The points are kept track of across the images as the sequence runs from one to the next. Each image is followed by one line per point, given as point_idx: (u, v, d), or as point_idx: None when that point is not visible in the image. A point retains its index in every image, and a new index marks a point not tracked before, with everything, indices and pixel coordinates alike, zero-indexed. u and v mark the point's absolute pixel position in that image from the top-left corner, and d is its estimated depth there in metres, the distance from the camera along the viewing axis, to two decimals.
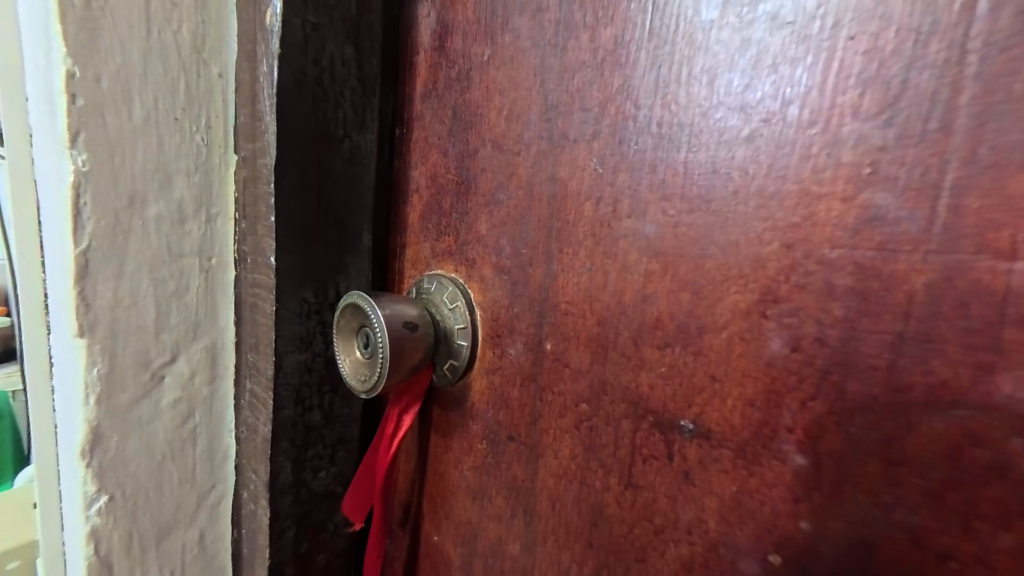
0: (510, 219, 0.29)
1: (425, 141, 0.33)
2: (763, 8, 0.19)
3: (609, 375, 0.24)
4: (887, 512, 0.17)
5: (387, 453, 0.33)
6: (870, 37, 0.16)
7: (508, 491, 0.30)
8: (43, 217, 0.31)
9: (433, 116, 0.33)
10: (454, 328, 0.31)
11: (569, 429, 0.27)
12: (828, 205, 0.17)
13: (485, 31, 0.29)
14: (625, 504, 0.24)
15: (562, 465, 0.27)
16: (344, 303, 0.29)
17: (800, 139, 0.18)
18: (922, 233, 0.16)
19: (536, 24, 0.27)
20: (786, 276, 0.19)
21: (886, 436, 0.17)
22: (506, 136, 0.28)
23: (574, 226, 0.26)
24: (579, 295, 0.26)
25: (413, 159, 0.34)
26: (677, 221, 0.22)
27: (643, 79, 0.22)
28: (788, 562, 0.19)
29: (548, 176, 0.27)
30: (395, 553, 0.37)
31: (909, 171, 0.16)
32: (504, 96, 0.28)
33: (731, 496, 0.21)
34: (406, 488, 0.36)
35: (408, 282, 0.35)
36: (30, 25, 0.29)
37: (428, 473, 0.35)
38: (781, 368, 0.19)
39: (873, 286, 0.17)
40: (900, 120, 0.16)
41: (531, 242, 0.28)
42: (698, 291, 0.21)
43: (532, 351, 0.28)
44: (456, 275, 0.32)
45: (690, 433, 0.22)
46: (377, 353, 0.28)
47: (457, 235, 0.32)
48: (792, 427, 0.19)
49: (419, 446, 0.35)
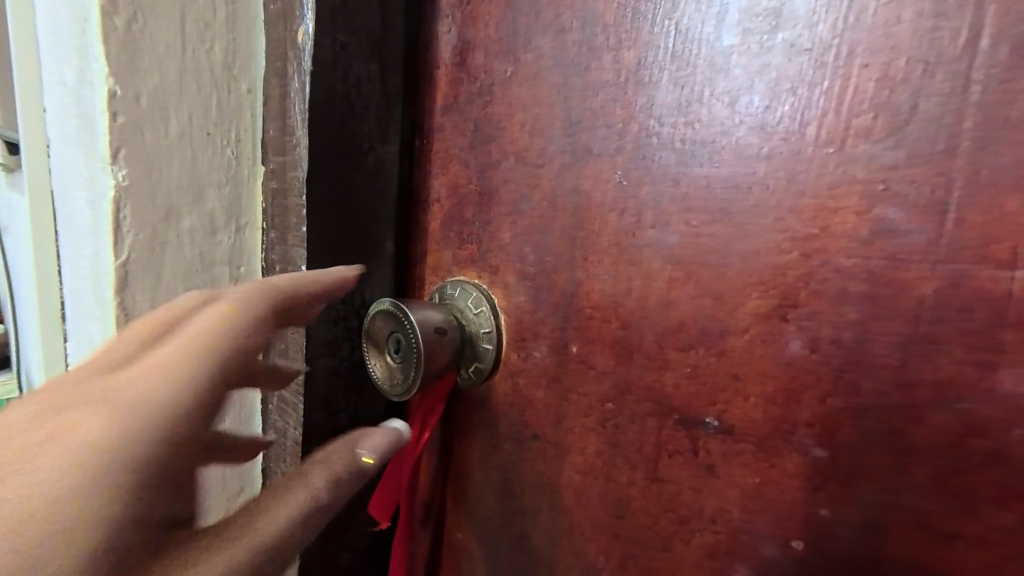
0: (534, 228, 0.30)
1: (446, 152, 0.34)
2: (781, 36, 0.20)
3: (633, 375, 0.26)
4: (899, 497, 0.19)
5: (414, 453, 0.34)
6: (881, 66, 0.18)
7: (532, 488, 0.32)
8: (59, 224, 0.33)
9: (454, 128, 0.34)
10: (479, 332, 0.32)
11: (595, 426, 0.28)
12: (842, 218, 0.19)
13: (508, 48, 0.30)
14: (650, 497, 0.26)
15: (588, 462, 0.29)
16: (375, 310, 0.30)
17: (816, 157, 0.20)
18: (929, 244, 0.18)
19: (559, 44, 0.28)
20: (804, 282, 0.20)
21: (898, 428, 0.19)
22: (529, 149, 0.30)
23: (597, 235, 0.27)
24: (603, 300, 0.27)
25: (434, 168, 0.35)
26: (698, 231, 0.23)
27: (664, 100, 0.24)
28: (808, 547, 0.21)
29: (571, 188, 0.28)
30: (418, 550, 0.39)
31: (918, 189, 0.18)
32: (527, 112, 0.30)
33: (753, 486, 0.22)
34: (428, 487, 0.37)
35: (430, 288, 0.36)
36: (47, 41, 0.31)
37: (451, 472, 0.36)
38: (799, 367, 0.21)
39: (885, 292, 0.18)
40: (909, 142, 0.18)
41: (555, 250, 0.29)
42: (720, 297, 0.23)
43: (556, 353, 0.29)
44: (480, 281, 0.33)
45: (714, 429, 0.23)
46: (411, 358, 0.29)
47: (479, 244, 0.33)
48: (811, 422, 0.20)
49: (442, 446, 0.36)
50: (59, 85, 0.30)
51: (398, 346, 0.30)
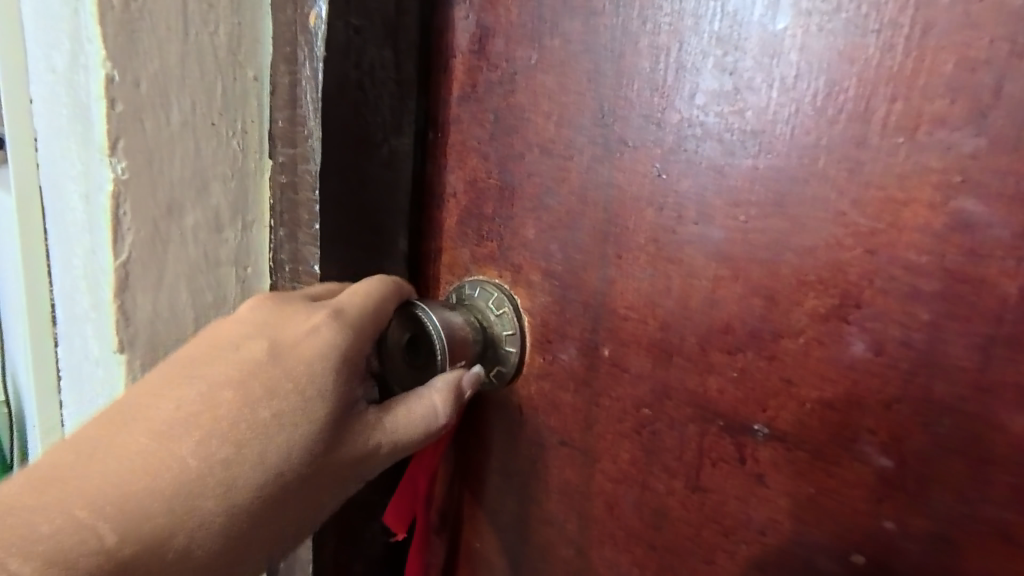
0: (561, 224, 0.28)
1: (462, 145, 0.32)
2: (844, 16, 0.19)
3: (673, 379, 0.25)
4: (975, 509, 0.18)
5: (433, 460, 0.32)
6: (961, 48, 0.17)
7: (560, 497, 0.30)
8: (49, 222, 0.31)
9: (472, 120, 0.31)
10: (501, 334, 0.30)
11: (629, 433, 0.27)
12: (913, 211, 0.18)
13: (532, 34, 0.28)
14: (691, 506, 0.25)
15: (621, 470, 0.27)
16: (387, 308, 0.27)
17: (883, 146, 0.18)
18: (1014, 239, 0.17)
19: (591, 28, 0.26)
20: (869, 280, 0.19)
21: (976, 435, 0.18)
22: (555, 140, 0.28)
23: (632, 231, 0.25)
24: (639, 300, 0.25)
25: (448, 163, 0.32)
26: (748, 226, 0.22)
27: (710, 87, 0.22)
28: (870, 561, 0.20)
29: (604, 182, 0.26)
30: (434, 560, 0.37)
31: (1001, 180, 0.17)
32: (553, 101, 0.28)
33: (808, 496, 0.21)
34: (445, 495, 0.35)
35: (443, 287, 0.33)
36: (34, 24, 0.28)
37: (470, 480, 0.34)
38: (862, 371, 0.19)
39: (963, 290, 0.17)
40: (992, 129, 0.17)
41: (585, 247, 0.27)
42: (772, 296, 0.21)
43: (586, 357, 0.28)
44: (500, 280, 0.31)
45: (764, 436, 0.22)
46: (434, 361, 0.27)
47: (500, 241, 0.31)
48: (875, 429, 0.19)
49: (460, 452, 0.34)
50: (48, 72, 0.28)
51: (417, 348, 0.28)
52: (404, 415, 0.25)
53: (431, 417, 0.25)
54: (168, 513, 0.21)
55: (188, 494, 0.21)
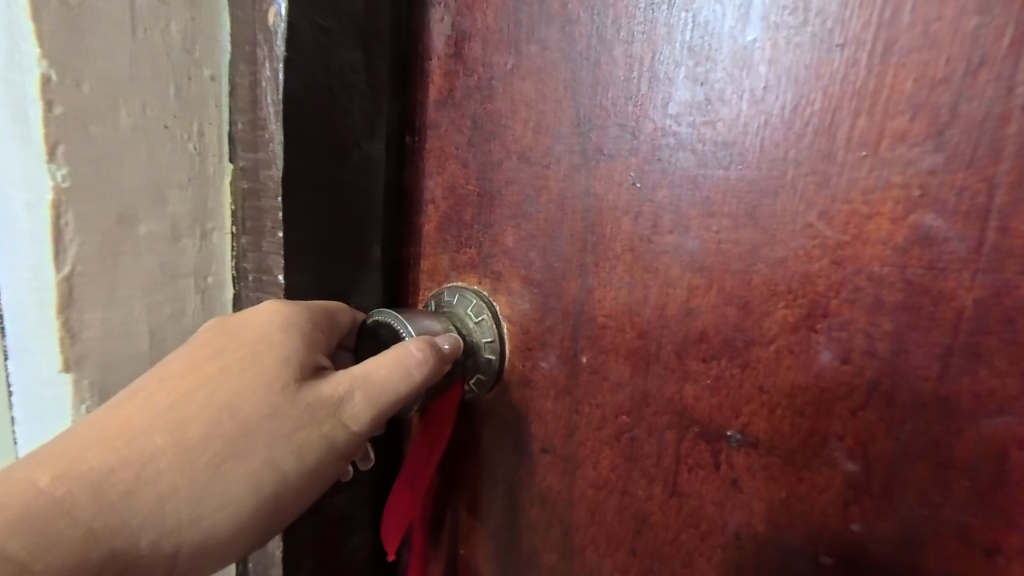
0: (541, 231, 0.27)
1: (441, 151, 0.31)
2: (811, 33, 0.19)
3: (651, 386, 0.25)
4: (935, 510, 0.19)
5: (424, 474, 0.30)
6: (920, 66, 0.18)
7: (542, 503, 0.30)
8: None
9: (450, 125, 0.30)
10: (481, 342, 0.30)
11: (609, 439, 0.27)
12: (877, 224, 0.19)
13: (509, 40, 0.27)
14: (671, 511, 0.25)
15: (603, 476, 0.27)
16: (368, 322, 0.27)
17: (848, 160, 0.19)
18: (969, 252, 0.17)
19: (568, 35, 0.26)
20: (835, 291, 0.19)
21: (934, 440, 0.18)
22: (534, 147, 0.27)
23: (610, 240, 0.25)
24: (617, 308, 0.25)
25: (428, 168, 0.32)
26: (721, 237, 0.22)
27: (683, 99, 0.23)
28: (839, 561, 0.21)
29: (581, 191, 0.26)
30: None
31: (958, 195, 0.17)
32: (532, 109, 0.27)
33: (781, 500, 0.22)
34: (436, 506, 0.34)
35: (425, 295, 0.33)
36: None
37: (460, 489, 0.33)
38: (830, 379, 0.20)
39: (923, 301, 0.18)
40: (950, 145, 0.17)
41: (564, 254, 0.27)
42: (745, 306, 0.22)
43: (568, 365, 0.27)
44: (480, 287, 0.30)
45: (738, 442, 0.22)
46: None
47: (480, 248, 0.30)
48: (842, 435, 0.20)
49: (449, 462, 0.33)
50: None
51: None
52: (376, 364, 0.23)
53: (404, 355, 0.24)
54: (123, 477, 0.19)
55: (139, 453, 0.20)
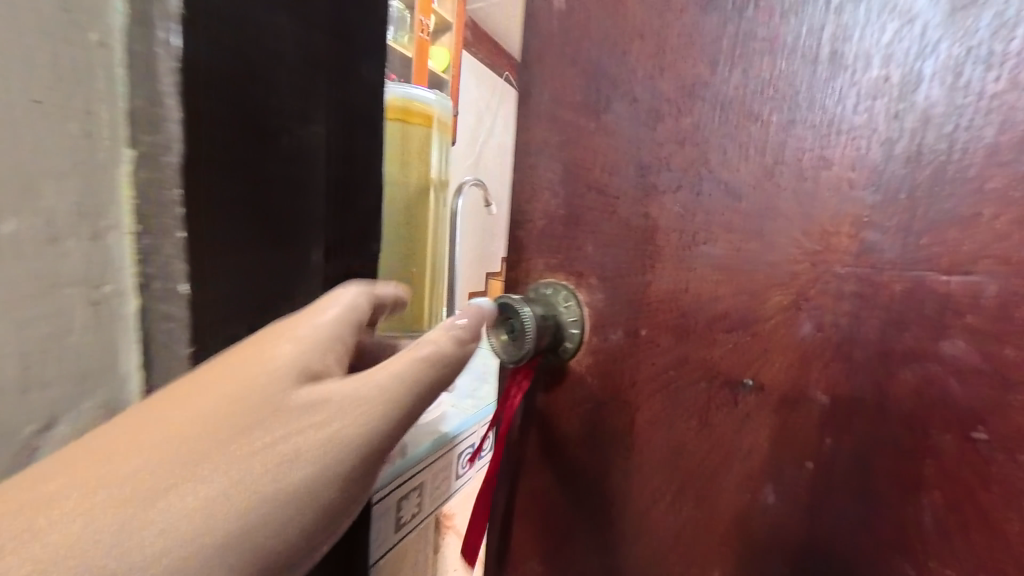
0: (608, 241, 0.37)
1: (532, 187, 0.40)
2: (800, 114, 0.29)
3: (690, 349, 0.34)
4: (879, 429, 0.28)
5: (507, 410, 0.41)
6: (864, 140, 0.28)
7: (603, 441, 0.38)
8: None
9: (543, 164, 0.40)
10: (566, 320, 0.39)
11: (658, 388, 0.36)
12: (840, 239, 0.29)
13: (590, 106, 0.37)
14: (702, 440, 0.34)
15: (653, 416, 0.36)
16: (495, 302, 0.39)
17: (823, 197, 0.29)
18: (897, 257, 0.27)
19: (641, 111, 0.35)
20: (814, 283, 0.29)
21: (878, 381, 0.28)
22: (605, 182, 0.37)
23: (661, 249, 0.35)
24: (666, 297, 0.35)
25: (521, 200, 0.41)
26: (739, 247, 0.32)
27: (734, 163, 0.32)
28: (819, 467, 0.30)
29: (639, 214, 0.36)
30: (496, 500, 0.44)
31: (891, 219, 0.27)
32: (603, 156, 0.37)
33: (778, 426, 0.31)
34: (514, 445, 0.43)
35: (521, 288, 0.42)
36: None
37: (537, 433, 0.42)
38: (812, 342, 0.30)
39: (868, 289, 0.28)
40: (882, 190, 0.27)
41: (626, 259, 0.37)
42: (755, 294, 0.32)
43: (630, 340, 0.37)
44: (565, 280, 0.40)
45: (751, 388, 0.32)
46: (523, 336, 0.38)
47: (563, 254, 0.40)
48: (821, 381, 0.30)
49: (529, 410, 0.42)
50: None
51: (510, 327, 0.39)
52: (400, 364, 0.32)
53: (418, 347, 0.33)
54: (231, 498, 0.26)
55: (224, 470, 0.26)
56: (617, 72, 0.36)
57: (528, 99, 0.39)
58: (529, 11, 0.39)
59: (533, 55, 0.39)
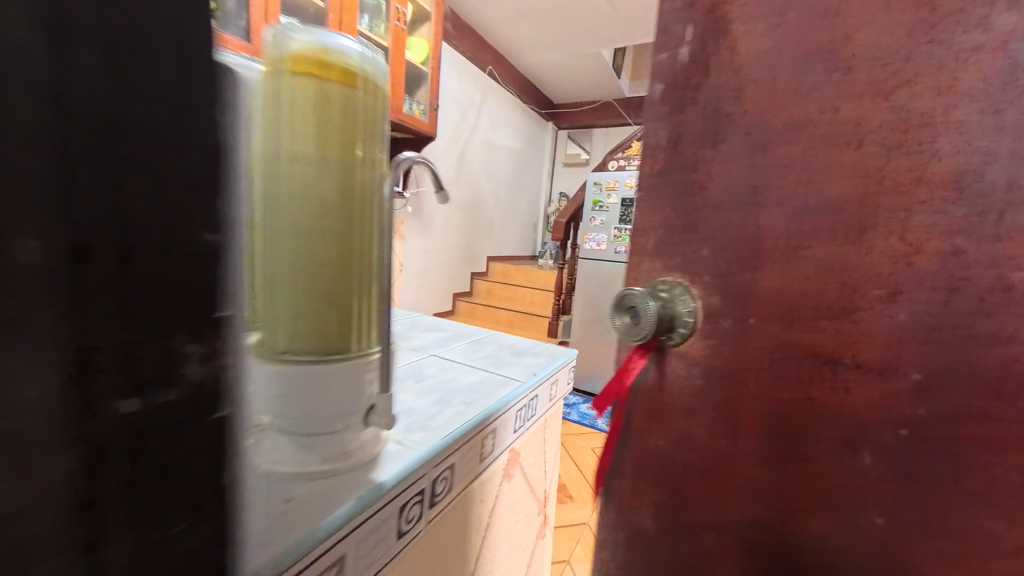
0: (722, 245, 0.46)
1: (653, 200, 0.51)
2: (893, 148, 0.37)
3: (795, 335, 0.42)
4: (960, 399, 0.35)
5: (624, 382, 0.52)
6: (952, 165, 0.35)
7: (714, 409, 0.47)
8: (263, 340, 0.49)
9: (664, 184, 0.50)
10: (681, 311, 0.48)
11: (763, 367, 0.44)
12: (929, 244, 0.36)
13: (708, 138, 0.47)
14: (804, 410, 0.42)
15: (759, 391, 0.44)
16: (621, 295, 0.50)
17: (913, 209, 0.36)
18: (975, 258, 0.34)
19: (756, 143, 0.44)
20: (907, 278, 0.37)
21: (963, 360, 0.35)
22: (720, 198, 0.46)
23: (769, 251, 0.43)
24: (773, 290, 0.43)
25: (644, 211, 0.52)
26: (841, 249, 0.40)
27: (834, 182, 0.40)
28: (911, 432, 0.37)
29: (752, 224, 0.44)
30: (618, 453, 0.55)
31: (969, 226, 0.34)
32: (715, 178, 0.46)
33: (874, 399, 0.39)
34: (631, 411, 0.54)
35: (644, 284, 0.52)
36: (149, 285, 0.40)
37: (654, 402, 0.52)
38: (904, 329, 0.37)
39: (953, 285, 0.35)
40: (964, 205, 0.35)
41: (736, 260, 0.45)
42: (855, 286, 0.39)
43: (739, 326, 0.46)
44: (681, 279, 0.49)
45: (850, 366, 0.40)
46: (642, 320, 0.48)
47: (681, 256, 0.49)
48: (914, 361, 0.37)
49: (647, 382, 0.52)
50: None
51: (633, 312, 0.49)
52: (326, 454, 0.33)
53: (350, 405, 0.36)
54: None
55: None
56: (732, 111, 0.45)
57: (649, 132, 0.50)
58: (656, 64, 0.50)
59: (659, 97, 0.50)
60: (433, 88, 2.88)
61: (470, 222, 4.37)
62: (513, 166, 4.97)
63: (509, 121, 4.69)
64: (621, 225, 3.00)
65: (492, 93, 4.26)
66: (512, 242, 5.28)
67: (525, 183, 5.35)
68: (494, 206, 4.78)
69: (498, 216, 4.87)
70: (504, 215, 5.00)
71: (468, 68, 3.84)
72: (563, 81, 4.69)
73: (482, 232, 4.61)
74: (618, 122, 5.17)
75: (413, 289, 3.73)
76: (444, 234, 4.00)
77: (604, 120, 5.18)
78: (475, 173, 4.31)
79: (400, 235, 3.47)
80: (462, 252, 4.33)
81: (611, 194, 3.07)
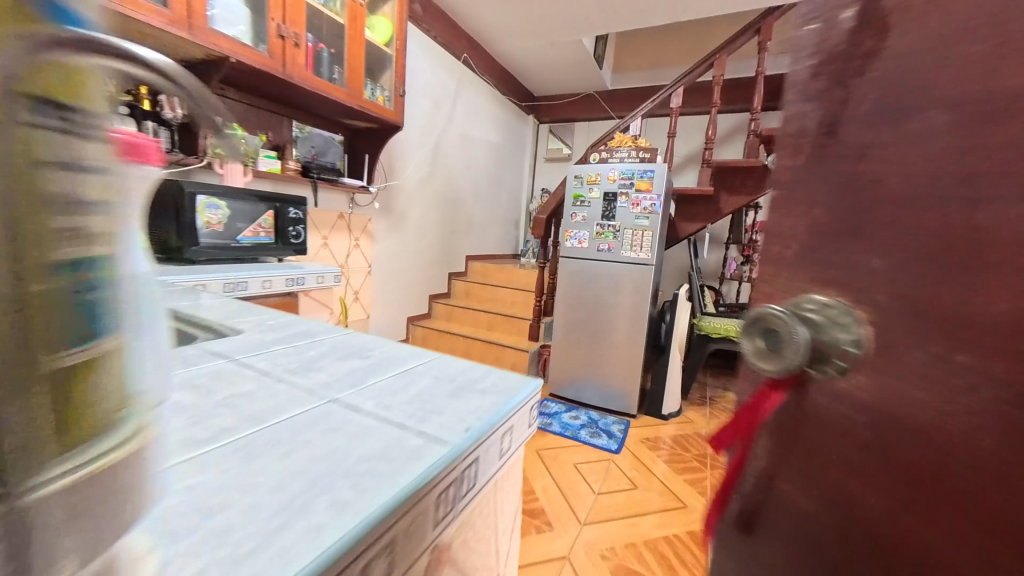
0: (912, 258, 0.28)
1: (799, 206, 0.35)
2: None
3: None
4: None
5: (751, 422, 0.36)
6: None
7: (902, 478, 0.29)
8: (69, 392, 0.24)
9: (817, 190, 0.34)
10: (844, 340, 0.30)
11: (986, 424, 0.25)
12: None
13: (893, 118, 0.29)
14: None
15: (978, 462, 0.26)
16: (751, 314, 0.33)
17: None
18: None
19: (962, 118, 0.26)
20: None
21: None
22: (909, 198, 0.28)
23: (1000, 264, 0.24)
24: (990, 326, 0.25)
25: (792, 220, 0.36)
26: None
27: None
28: None
29: (967, 227, 0.25)
30: (745, 505, 0.40)
31: None
32: (894, 168, 0.29)
33: None
34: (768, 451, 0.38)
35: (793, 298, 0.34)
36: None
37: (801, 447, 0.35)
38: None
39: None
40: None
41: (934, 281, 0.27)
42: None
43: (943, 364, 0.27)
44: (839, 298, 0.31)
45: None
46: (783, 354, 0.31)
47: (850, 279, 0.31)
48: None
49: (787, 419, 0.36)
50: None
51: (770, 339, 0.32)
52: None
53: None
54: None
55: None
56: (938, 76, 0.27)
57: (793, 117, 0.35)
58: (800, 35, 0.35)
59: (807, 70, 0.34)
60: (400, 73, 2.65)
61: (447, 219, 4.13)
62: (492, 161, 4.75)
63: (486, 113, 4.47)
64: (604, 221, 2.87)
65: (467, 82, 4.03)
66: (493, 241, 5.07)
67: (506, 178, 5.14)
68: (474, 202, 4.56)
69: (477, 213, 4.64)
70: (484, 211, 4.77)
71: (439, 54, 3.61)
72: (541, 71, 4.49)
73: (460, 230, 4.38)
74: (600, 115, 5.02)
75: (386, 291, 3.47)
76: (418, 232, 3.75)
77: (585, 113, 5.02)
78: (451, 167, 4.07)
79: (369, 233, 3.20)
80: (440, 252, 4.11)
81: (592, 188, 2.91)
